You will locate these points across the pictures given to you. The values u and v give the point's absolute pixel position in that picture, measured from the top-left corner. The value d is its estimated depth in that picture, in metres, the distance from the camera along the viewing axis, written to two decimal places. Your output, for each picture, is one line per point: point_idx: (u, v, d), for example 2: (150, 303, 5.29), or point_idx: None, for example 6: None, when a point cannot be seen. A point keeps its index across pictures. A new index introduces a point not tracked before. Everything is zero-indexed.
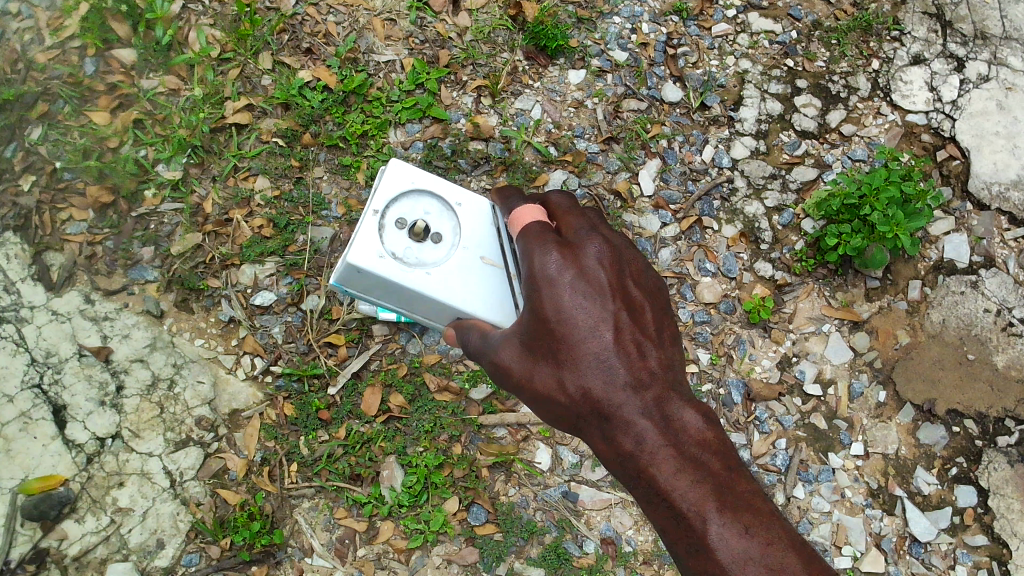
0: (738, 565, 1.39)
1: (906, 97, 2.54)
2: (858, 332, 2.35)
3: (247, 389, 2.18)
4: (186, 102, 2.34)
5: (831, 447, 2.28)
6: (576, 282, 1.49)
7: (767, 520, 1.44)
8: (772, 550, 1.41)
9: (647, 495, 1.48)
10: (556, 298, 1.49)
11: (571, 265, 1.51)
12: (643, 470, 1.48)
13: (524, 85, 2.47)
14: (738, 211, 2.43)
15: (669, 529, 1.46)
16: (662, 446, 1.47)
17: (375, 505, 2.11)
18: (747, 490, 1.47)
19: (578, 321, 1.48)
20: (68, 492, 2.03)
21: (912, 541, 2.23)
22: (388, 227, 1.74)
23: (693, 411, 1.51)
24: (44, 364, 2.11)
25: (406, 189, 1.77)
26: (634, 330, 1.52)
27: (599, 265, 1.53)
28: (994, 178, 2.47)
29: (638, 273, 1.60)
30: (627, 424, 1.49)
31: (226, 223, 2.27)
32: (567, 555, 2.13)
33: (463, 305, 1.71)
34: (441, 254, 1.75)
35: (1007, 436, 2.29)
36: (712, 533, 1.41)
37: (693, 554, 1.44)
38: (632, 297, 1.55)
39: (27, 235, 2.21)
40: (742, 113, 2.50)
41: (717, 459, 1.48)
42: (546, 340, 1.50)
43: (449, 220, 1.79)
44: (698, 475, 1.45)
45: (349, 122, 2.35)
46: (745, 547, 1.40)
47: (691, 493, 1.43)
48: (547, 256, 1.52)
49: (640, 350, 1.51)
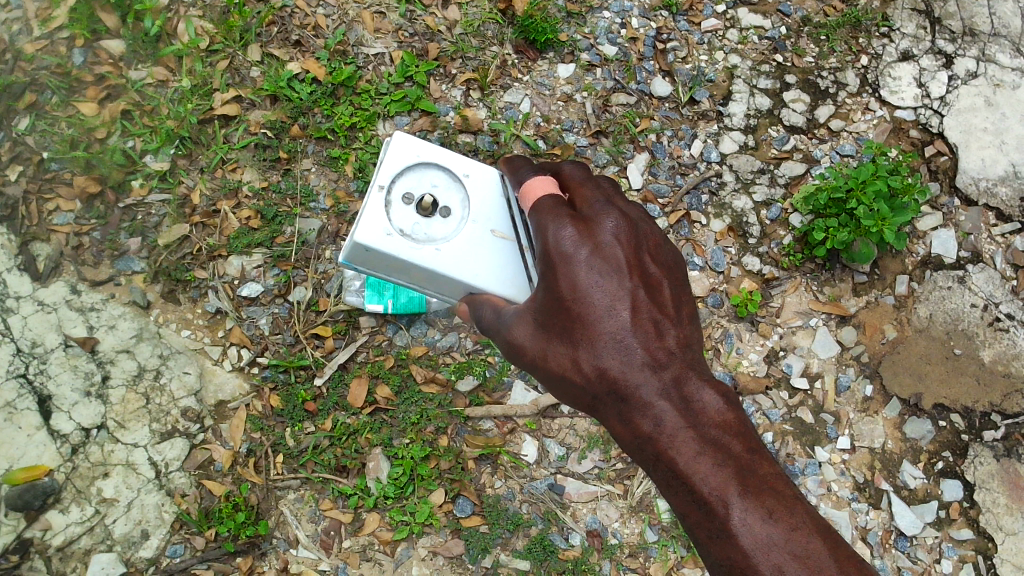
0: (762, 552, 1.35)
1: (895, 93, 2.55)
2: (845, 326, 2.35)
3: (233, 380, 2.17)
4: (174, 94, 2.34)
5: (818, 440, 2.27)
6: (591, 260, 1.48)
7: (792, 504, 1.40)
8: (797, 536, 1.36)
9: (666, 478, 1.46)
10: (572, 275, 1.48)
11: (586, 241, 1.49)
12: (662, 452, 1.46)
13: (513, 78, 2.47)
14: (726, 206, 2.42)
15: (689, 514, 1.43)
16: (682, 428, 1.45)
17: (361, 497, 2.11)
18: (769, 474, 1.43)
19: (592, 299, 1.47)
20: (52, 483, 2.02)
21: (898, 534, 2.23)
22: (395, 203, 1.74)
23: (713, 393, 1.49)
24: (29, 354, 2.10)
25: (412, 163, 1.76)
26: (652, 308, 1.51)
27: (616, 240, 1.51)
28: (981, 174, 2.48)
29: (656, 248, 1.58)
30: (645, 405, 1.47)
31: (213, 214, 2.27)
32: (552, 547, 2.12)
33: (474, 280, 1.71)
34: (450, 228, 1.75)
35: (994, 430, 2.29)
36: (734, 518, 1.37)
37: (714, 541, 1.40)
38: (649, 274, 1.53)
39: (14, 225, 2.21)
40: (731, 107, 2.50)
41: (738, 441, 1.45)
42: (560, 317, 1.50)
43: (457, 193, 1.78)
44: (719, 458, 1.42)
45: (337, 114, 2.34)
46: (768, 533, 1.36)
47: (712, 477, 1.40)
48: (561, 230, 1.50)
49: (658, 330, 1.50)
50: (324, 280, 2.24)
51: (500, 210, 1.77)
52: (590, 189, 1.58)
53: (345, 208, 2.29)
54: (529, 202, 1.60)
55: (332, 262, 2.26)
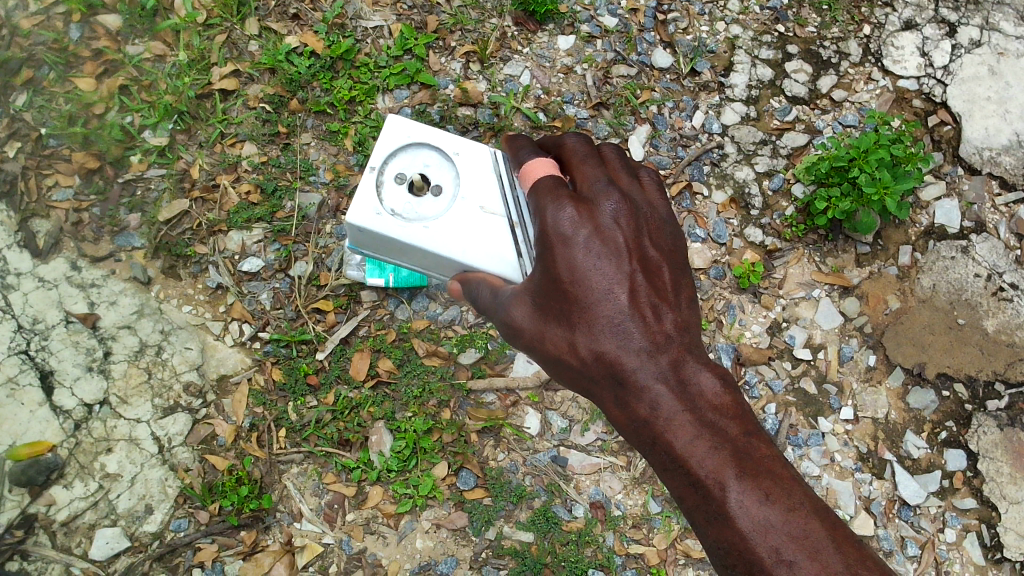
0: (759, 534, 1.33)
1: (897, 62, 2.53)
2: (848, 297, 2.34)
3: (235, 355, 2.16)
4: (172, 68, 2.34)
5: (821, 411, 2.27)
6: (591, 242, 1.46)
7: (790, 486, 1.38)
8: (794, 517, 1.34)
9: (662, 461, 1.43)
10: (571, 258, 1.46)
11: (586, 222, 1.47)
12: (659, 436, 1.43)
13: (513, 51, 2.45)
14: (728, 177, 2.41)
15: (686, 497, 1.41)
16: (679, 411, 1.43)
17: (364, 470, 2.10)
18: (767, 456, 1.40)
19: (591, 282, 1.45)
20: (56, 458, 2.03)
21: (901, 504, 2.22)
22: (387, 182, 1.73)
23: (710, 374, 1.46)
24: (31, 330, 2.10)
25: (403, 143, 1.75)
26: (650, 292, 1.48)
27: (616, 223, 1.49)
28: (985, 143, 2.46)
29: (657, 231, 1.55)
30: (641, 389, 1.45)
31: (213, 188, 2.27)
32: (556, 519, 2.11)
33: (464, 259, 1.69)
34: (441, 207, 1.74)
35: (997, 400, 2.28)
36: (731, 500, 1.35)
37: (712, 523, 1.37)
38: (649, 258, 1.51)
39: (13, 202, 2.20)
40: (732, 78, 2.49)
41: (736, 424, 1.42)
42: (558, 299, 1.48)
43: (449, 171, 1.77)
44: (716, 441, 1.40)
45: (336, 88, 2.34)
46: (765, 515, 1.33)
47: (709, 460, 1.38)
48: (560, 211, 1.48)
49: (656, 314, 1.48)
50: (325, 254, 2.24)
51: (491, 186, 1.75)
52: (591, 169, 1.55)
53: (345, 181, 2.29)
54: (528, 183, 1.58)
55: (333, 237, 2.25)
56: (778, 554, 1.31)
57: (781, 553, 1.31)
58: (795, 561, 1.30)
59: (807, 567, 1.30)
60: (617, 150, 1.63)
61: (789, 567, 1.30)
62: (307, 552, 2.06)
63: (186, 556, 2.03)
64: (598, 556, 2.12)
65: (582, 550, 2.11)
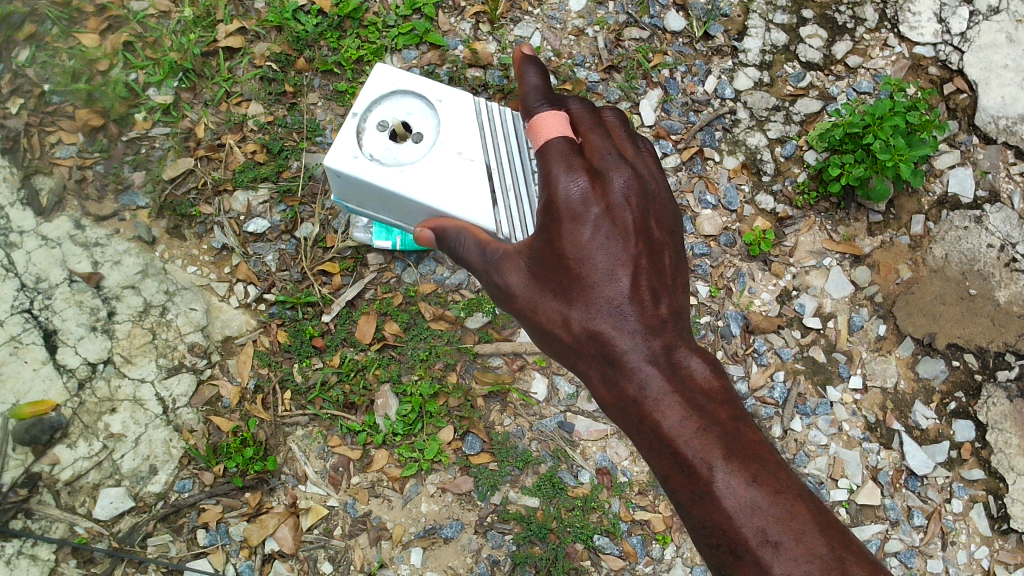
0: (745, 515, 1.29)
1: (914, 28, 2.48)
2: (859, 266, 2.31)
3: (240, 316, 2.15)
4: (177, 25, 2.32)
5: (830, 380, 2.24)
6: (600, 220, 1.47)
7: (778, 471, 1.34)
8: (780, 501, 1.30)
9: (649, 441, 1.41)
10: (576, 234, 1.46)
11: (597, 200, 1.47)
12: (646, 415, 1.42)
13: (524, 11, 2.42)
14: (740, 143, 2.38)
15: (671, 477, 1.37)
16: (668, 393, 1.42)
17: (369, 433, 2.08)
18: (755, 440, 1.37)
19: (595, 260, 1.46)
20: (60, 418, 2.01)
21: (909, 474, 2.19)
22: (369, 129, 1.76)
23: (700, 361, 1.47)
24: (34, 289, 2.08)
25: (387, 91, 1.78)
26: (652, 274, 1.49)
27: (626, 201, 1.50)
28: (1001, 112, 2.41)
29: (661, 211, 1.56)
30: (632, 369, 1.46)
31: (218, 148, 2.24)
32: (561, 485, 2.09)
33: (438, 204, 1.71)
34: (420, 153, 1.76)
35: (1007, 371, 2.25)
36: (718, 480, 1.32)
37: (695, 503, 1.34)
38: (653, 239, 1.51)
39: (16, 158, 2.19)
40: (746, 43, 2.45)
41: (724, 408, 1.41)
42: (558, 272, 1.48)
43: (431, 118, 1.79)
44: (705, 423, 1.38)
45: (343, 47, 2.31)
46: (752, 497, 1.30)
47: (697, 440, 1.36)
48: (573, 181, 1.48)
49: (653, 297, 1.48)
50: (331, 215, 2.20)
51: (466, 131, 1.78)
52: (601, 139, 1.54)
53: None
54: (539, 138, 1.54)
55: None
56: (762, 535, 1.27)
57: (767, 534, 1.27)
58: (780, 542, 1.26)
59: (792, 549, 1.25)
60: (618, 117, 1.64)
61: (774, 548, 1.26)
62: (311, 514, 2.04)
63: (190, 517, 2.03)
64: (603, 522, 2.09)
65: (588, 515, 2.08)
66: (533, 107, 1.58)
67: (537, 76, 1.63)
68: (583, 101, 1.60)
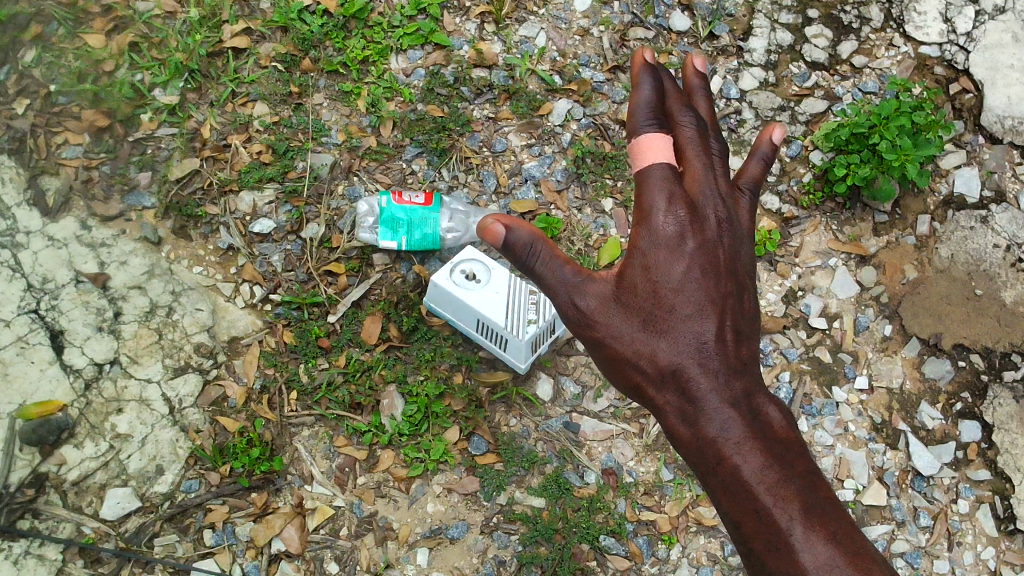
0: (822, 570, 1.28)
1: (920, 28, 2.48)
2: (865, 266, 2.32)
3: (246, 317, 2.15)
4: (183, 26, 2.33)
5: (835, 380, 2.24)
6: (695, 254, 1.48)
7: (851, 530, 1.34)
8: (855, 560, 1.30)
9: (722, 482, 1.38)
10: (671, 266, 1.48)
11: (693, 236, 1.49)
12: (723, 457, 1.39)
13: (529, 12, 2.43)
14: (745, 142, 2.36)
15: (744, 522, 1.35)
16: (748, 437, 1.39)
17: (376, 434, 2.09)
18: (828, 496, 1.37)
19: (686, 297, 1.47)
20: (66, 418, 2.00)
21: (915, 475, 2.18)
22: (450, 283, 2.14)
23: (775, 408, 1.46)
24: (41, 290, 2.08)
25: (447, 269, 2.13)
26: (734, 316, 1.50)
27: (717, 242, 1.51)
28: (1007, 111, 2.40)
29: (744, 256, 1.57)
30: (712, 409, 1.42)
31: (224, 148, 2.25)
32: (567, 485, 2.08)
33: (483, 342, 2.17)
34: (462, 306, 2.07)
35: (1014, 371, 2.25)
36: (796, 535, 1.30)
37: (770, 552, 1.32)
38: (735, 284, 1.52)
39: (23, 159, 2.18)
40: (751, 43, 2.45)
41: (800, 458, 1.39)
42: (647, 307, 1.48)
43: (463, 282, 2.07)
44: (785, 470, 1.36)
45: (349, 47, 2.32)
46: (830, 554, 1.29)
47: (781, 488, 1.34)
48: (672, 216, 1.49)
49: (734, 338, 1.48)
50: (337, 215, 2.23)
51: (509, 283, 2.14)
52: (702, 169, 1.56)
53: (357, 143, 2.27)
54: (642, 159, 1.55)
55: (345, 198, 2.24)
56: None
57: None
58: None
59: None
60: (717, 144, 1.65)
61: None
62: (318, 514, 2.03)
63: (197, 517, 2.01)
64: (609, 522, 2.08)
65: (594, 516, 2.07)
66: (640, 125, 1.57)
67: (651, 91, 1.60)
68: (696, 122, 1.62)
